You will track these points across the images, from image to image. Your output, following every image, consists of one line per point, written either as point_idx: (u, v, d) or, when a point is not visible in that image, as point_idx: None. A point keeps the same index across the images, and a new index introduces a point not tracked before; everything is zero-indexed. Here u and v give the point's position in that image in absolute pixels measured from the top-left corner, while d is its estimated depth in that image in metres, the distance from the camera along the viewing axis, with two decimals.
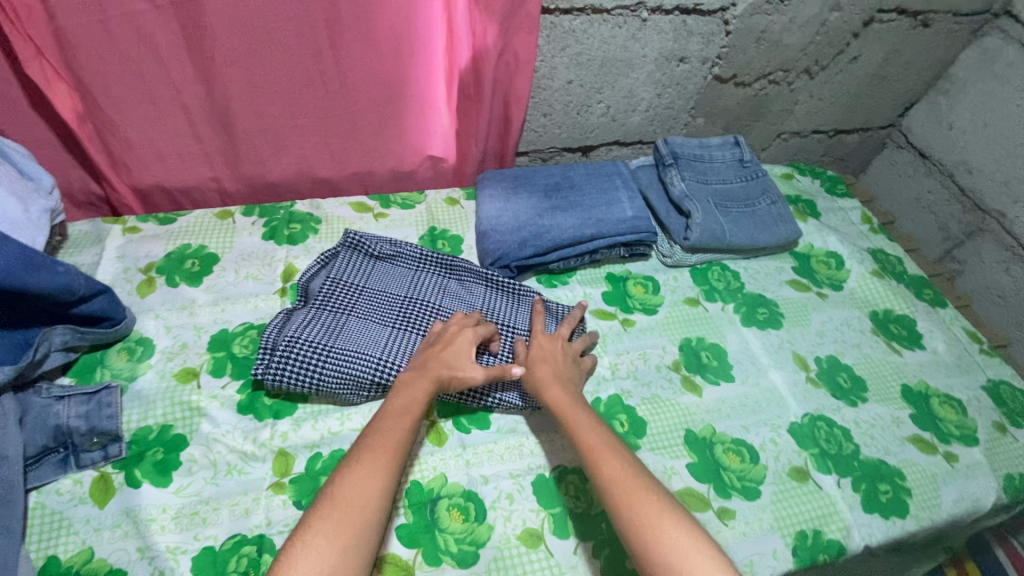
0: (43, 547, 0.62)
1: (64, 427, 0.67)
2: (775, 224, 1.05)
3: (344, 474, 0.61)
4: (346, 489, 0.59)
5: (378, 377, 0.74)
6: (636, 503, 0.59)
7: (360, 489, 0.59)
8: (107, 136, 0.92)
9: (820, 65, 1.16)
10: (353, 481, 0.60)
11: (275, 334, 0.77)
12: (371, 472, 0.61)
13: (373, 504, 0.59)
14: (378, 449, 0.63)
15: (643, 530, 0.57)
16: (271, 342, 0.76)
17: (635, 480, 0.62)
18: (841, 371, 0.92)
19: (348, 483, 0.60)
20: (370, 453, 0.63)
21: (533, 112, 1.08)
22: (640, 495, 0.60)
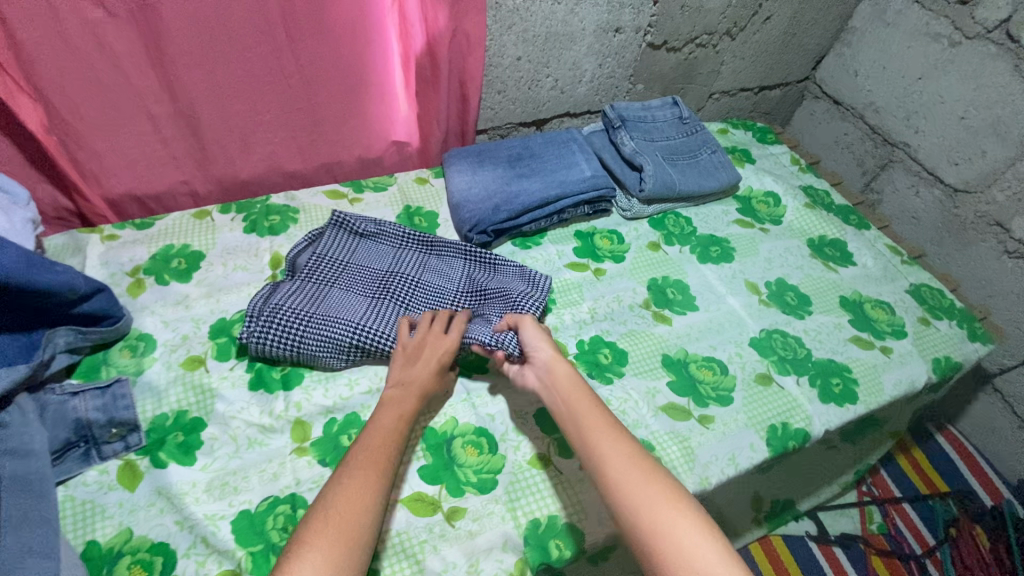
0: (81, 534, 0.64)
1: (82, 420, 0.69)
2: (717, 170, 1.17)
3: (339, 492, 0.60)
4: (343, 505, 0.59)
5: (356, 339, 0.79)
6: (647, 499, 0.60)
7: (355, 510, 0.59)
8: (73, 148, 0.92)
9: (739, 27, 1.29)
10: (348, 497, 0.60)
11: (260, 303, 0.81)
12: (364, 489, 0.61)
13: (365, 523, 0.59)
14: (367, 467, 0.63)
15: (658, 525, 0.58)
16: (256, 310, 0.80)
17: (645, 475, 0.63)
18: (788, 291, 1.05)
19: (344, 499, 0.59)
20: (362, 472, 0.62)
21: (488, 91, 1.15)
22: (649, 488, 0.61)
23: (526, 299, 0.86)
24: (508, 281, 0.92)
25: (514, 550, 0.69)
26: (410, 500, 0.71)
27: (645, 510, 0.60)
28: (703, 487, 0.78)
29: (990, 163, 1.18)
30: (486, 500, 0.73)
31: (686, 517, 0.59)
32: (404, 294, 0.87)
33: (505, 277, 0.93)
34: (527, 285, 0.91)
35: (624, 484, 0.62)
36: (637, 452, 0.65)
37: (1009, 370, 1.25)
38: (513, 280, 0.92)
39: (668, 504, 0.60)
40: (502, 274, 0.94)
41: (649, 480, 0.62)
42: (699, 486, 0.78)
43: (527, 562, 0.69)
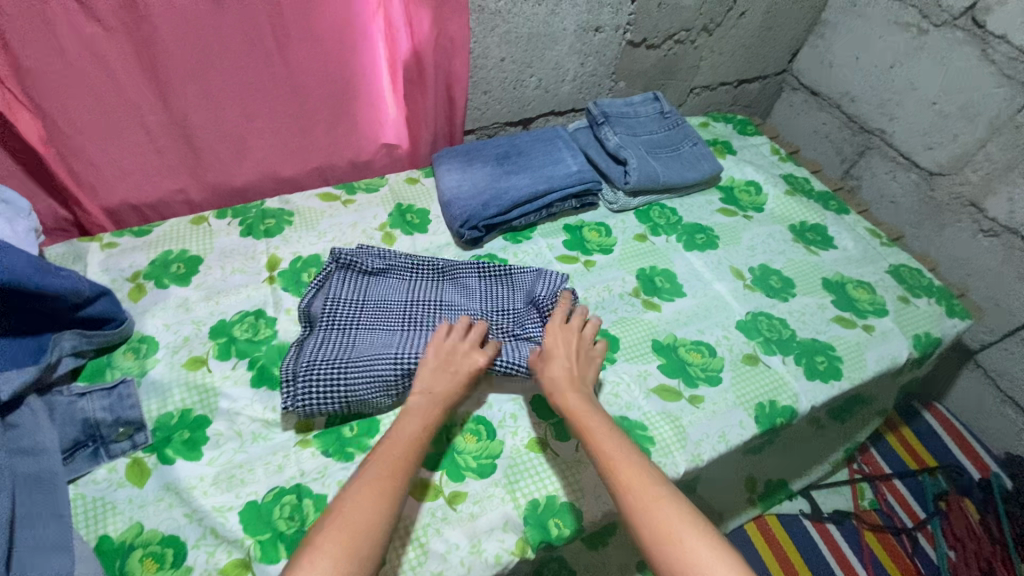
0: (93, 530, 0.66)
1: (90, 420, 0.71)
2: (699, 161, 1.20)
3: (350, 497, 0.61)
4: (350, 510, 0.59)
5: (401, 370, 0.77)
6: (671, 524, 0.60)
7: (361, 515, 0.59)
8: (70, 159, 0.94)
9: (716, 22, 1.33)
10: (359, 499, 0.61)
11: (291, 363, 0.79)
12: (374, 491, 0.61)
13: (369, 529, 0.59)
14: (379, 472, 0.64)
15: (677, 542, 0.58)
16: (289, 371, 0.78)
17: (663, 496, 0.62)
18: (772, 275, 1.08)
19: (352, 503, 0.60)
20: (375, 476, 0.63)
21: (474, 92, 1.18)
22: (673, 515, 0.60)
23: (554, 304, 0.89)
24: (531, 289, 0.93)
25: (514, 530, 0.72)
26: (413, 486, 0.74)
27: (669, 535, 0.59)
28: (695, 464, 0.81)
29: (961, 146, 1.22)
30: (486, 483, 0.75)
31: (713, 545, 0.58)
32: (435, 323, 0.86)
33: (526, 287, 0.94)
34: (553, 292, 0.92)
35: (648, 507, 0.61)
36: (652, 471, 0.66)
37: (990, 345, 1.29)
38: (537, 289, 0.93)
39: (692, 527, 0.59)
40: (522, 284, 0.94)
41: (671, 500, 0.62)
42: (692, 463, 0.81)
43: (527, 540, 0.71)
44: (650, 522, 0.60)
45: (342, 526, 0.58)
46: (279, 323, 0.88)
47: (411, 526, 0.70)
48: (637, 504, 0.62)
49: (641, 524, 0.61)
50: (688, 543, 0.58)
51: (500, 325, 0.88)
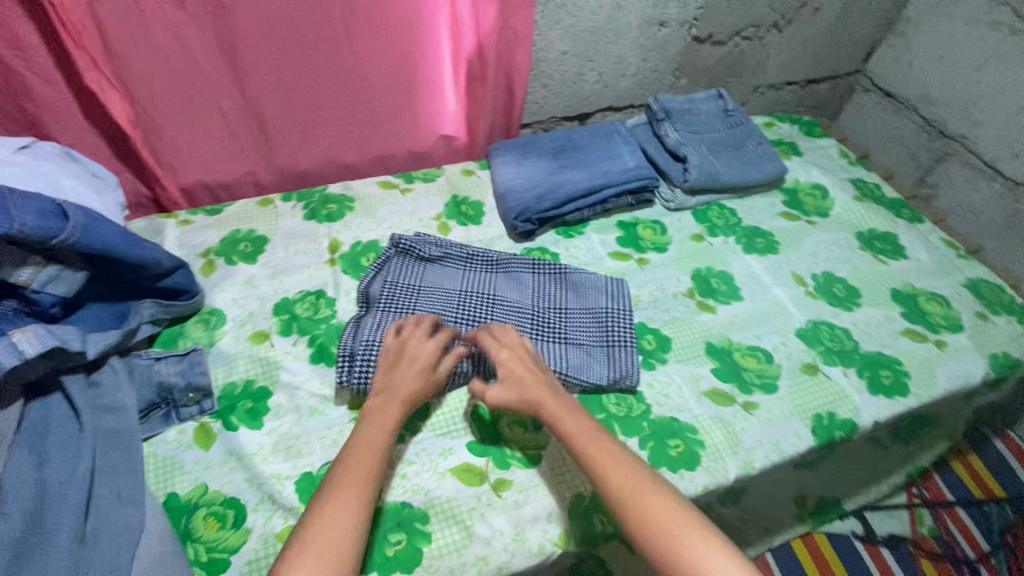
0: (163, 486, 0.70)
1: (164, 384, 0.76)
2: (762, 162, 1.16)
3: (318, 518, 0.59)
4: (319, 533, 0.57)
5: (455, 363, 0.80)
6: (670, 526, 0.59)
7: (336, 537, 0.58)
8: (154, 140, 1.00)
9: (787, 18, 1.28)
10: (329, 520, 0.59)
11: (350, 342, 0.82)
12: (343, 509, 0.60)
13: (345, 550, 0.57)
14: (346, 487, 0.62)
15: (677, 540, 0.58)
16: (348, 350, 0.81)
17: (654, 496, 0.62)
18: (836, 283, 1.03)
19: (321, 524, 0.58)
20: (342, 492, 0.61)
21: (534, 85, 1.19)
22: (669, 517, 0.60)
23: (615, 318, 0.90)
24: (587, 294, 0.94)
25: (558, 521, 0.72)
26: (460, 470, 0.75)
27: (669, 537, 0.59)
28: (747, 471, 0.78)
29: None
30: (532, 473, 0.75)
31: (712, 541, 0.58)
32: (487, 316, 0.88)
33: (581, 291, 0.94)
34: (606, 300, 0.93)
35: (644, 510, 0.61)
36: (636, 468, 0.65)
37: None
38: (591, 295, 0.94)
39: (691, 527, 0.59)
40: (577, 287, 0.95)
41: (661, 499, 0.62)
42: (743, 470, 0.78)
43: (572, 532, 0.71)
44: (648, 523, 0.60)
45: (318, 550, 0.56)
46: (338, 304, 0.91)
47: (430, 495, 0.73)
48: (630, 507, 0.62)
49: (641, 528, 0.60)
50: (689, 544, 0.58)
51: (550, 326, 0.89)
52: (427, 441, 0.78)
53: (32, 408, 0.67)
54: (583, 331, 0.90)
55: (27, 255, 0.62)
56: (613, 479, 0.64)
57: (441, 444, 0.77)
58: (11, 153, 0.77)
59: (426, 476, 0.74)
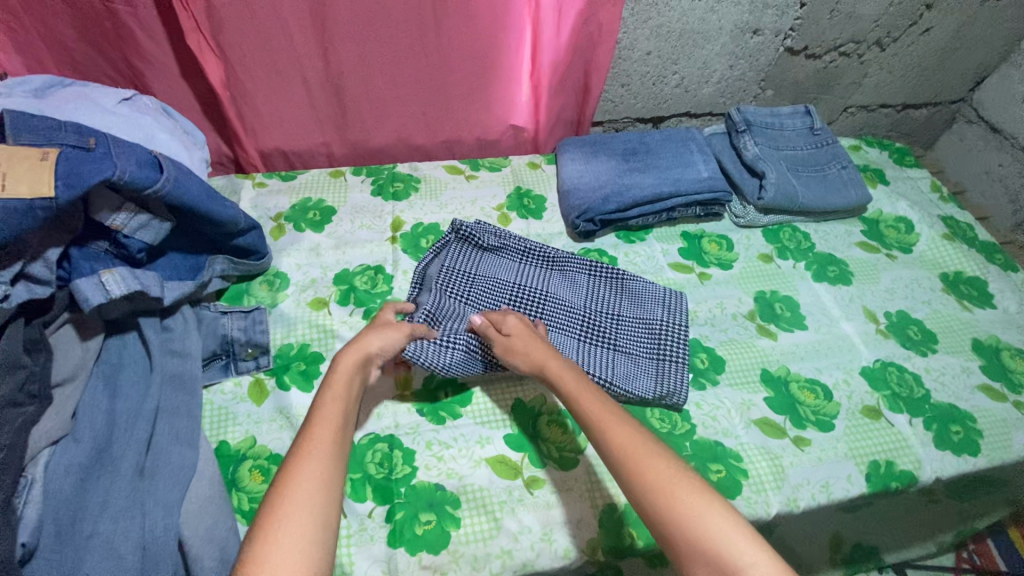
0: (216, 433, 0.74)
1: (228, 337, 0.80)
2: (845, 187, 1.10)
3: (281, 483, 0.54)
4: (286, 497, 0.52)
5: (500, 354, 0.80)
6: (670, 485, 0.58)
7: (307, 499, 0.53)
8: (241, 104, 1.05)
9: (892, 37, 1.20)
10: (296, 483, 0.54)
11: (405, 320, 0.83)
12: (308, 473, 0.55)
13: (318, 515, 0.52)
14: (305, 452, 0.57)
15: (679, 506, 0.56)
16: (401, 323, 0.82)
17: (653, 457, 0.60)
18: (911, 324, 0.97)
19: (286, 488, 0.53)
20: (303, 456, 0.56)
21: (612, 83, 1.16)
22: (669, 476, 0.58)
23: (669, 333, 0.88)
24: (641, 303, 0.92)
25: (587, 529, 0.71)
26: (494, 461, 0.75)
27: (667, 495, 0.57)
28: (790, 508, 0.75)
29: None
30: (566, 476, 0.75)
31: (711, 501, 0.56)
32: (537, 311, 0.87)
33: (636, 299, 0.92)
34: (661, 312, 0.90)
35: (645, 470, 0.59)
36: (640, 433, 0.63)
37: None
38: (646, 305, 0.91)
39: (689, 487, 0.58)
40: (632, 294, 0.93)
41: (661, 459, 0.60)
42: (786, 507, 0.75)
43: (599, 542, 0.70)
44: (648, 487, 0.58)
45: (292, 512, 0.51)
46: (395, 281, 0.93)
47: (464, 482, 0.73)
48: (631, 465, 0.60)
49: (641, 486, 0.59)
50: (689, 504, 0.56)
51: (599, 331, 0.88)
52: (467, 428, 0.78)
53: (110, 343, 0.72)
54: (631, 340, 0.88)
55: (122, 201, 0.66)
56: (613, 442, 0.63)
57: (478, 433, 0.78)
58: (116, 104, 0.82)
59: (462, 463, 0.75)
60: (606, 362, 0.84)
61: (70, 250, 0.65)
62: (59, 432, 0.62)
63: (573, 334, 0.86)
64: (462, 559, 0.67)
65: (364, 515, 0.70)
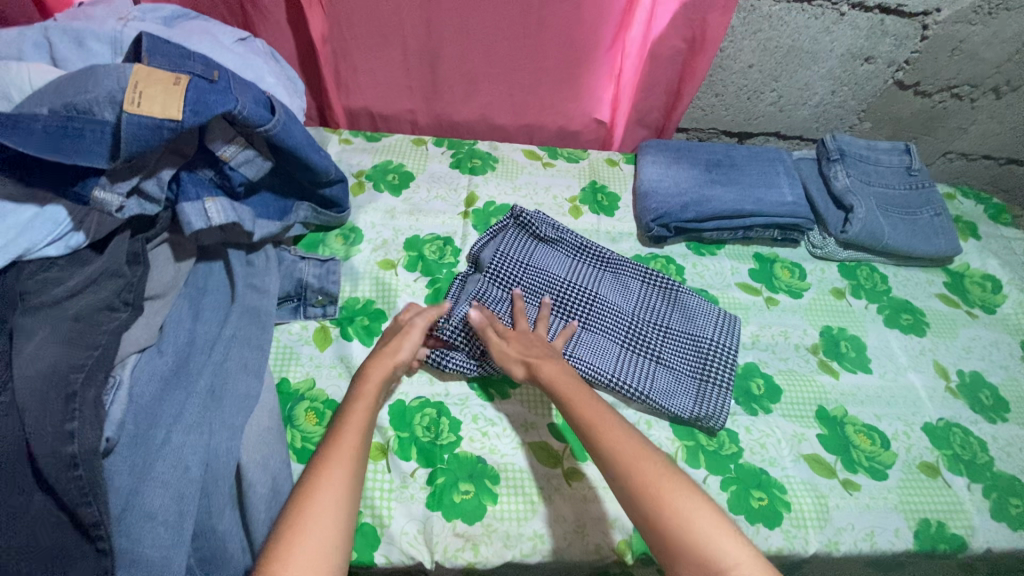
0: (279, 369, 0.77)
1: (302, 281, 0.83)
2: (935, 235, 1.05)
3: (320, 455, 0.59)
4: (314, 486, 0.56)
5: None
6: (658, 488, 0.58)
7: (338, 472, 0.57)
8: (339, 60, 1.07)
9: (1012, 85, 1.13)
10: (317, 496, 0.55)
11: (452, 302, 0.86)
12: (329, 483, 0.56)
13: (333, 529, 0.53)
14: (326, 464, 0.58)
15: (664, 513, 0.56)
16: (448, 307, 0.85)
17: (645, 461, 0.60)
18: (984, 388, 0.92)
19: (308, 503, 0.55)
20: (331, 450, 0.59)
21: (706, 91, 1.14)
22: (658, 481, 0.58)
23: (721, 354, 0.86)
24: (692, 319, 0.90)
25: (620, 530, 0.70)
26: (538, 447, 0.76)
27: (654, 497, 0.57)
28: (829, 550, 0.73)
29: None
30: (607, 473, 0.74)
31: (697, 504, 0.57)
32: (583, 310, 0.87)
33: (687, 313, 0.90)
34: (711, 332, 0.89)
35: (637, 477, 0.59)
36: (631, 436, 0.63)
37: None
38: (698, 322, 0.90)
39: (678, 490, 0.57)
40: (684, 309, 0.91)
41: (651, 466, 0.60)
42: (825, 547, 0.73)
43: (630, 544, 0.70)
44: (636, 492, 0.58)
45: (308, 529, 0.52)
46: (462, 255, 0.95)
47: (505, 461, 0.74)
48: (624, 469, 0.60)
49: (631, 490, 0.59)
50: (675, 505, 0.56)
51: (641, 340, 0.87)
52: (514, 410, 0.79)
53: (198, 267, 0.75)
54: (675, 357, 0.86)
55: (234, 134, 0.68)
56: (606, 444, 0.63)
57: (524, 416, 0.78)
58: (233, 43, 0.84)
59: (504, 442, 0.76)
60: (645, 373, 0.83)
61: (181, 174, 0.67)
62: (145, 342, 0.67)
63: (616, 340, 0.86)
64: (494, 534, 0.68)
65: (407, 474, 0.72)
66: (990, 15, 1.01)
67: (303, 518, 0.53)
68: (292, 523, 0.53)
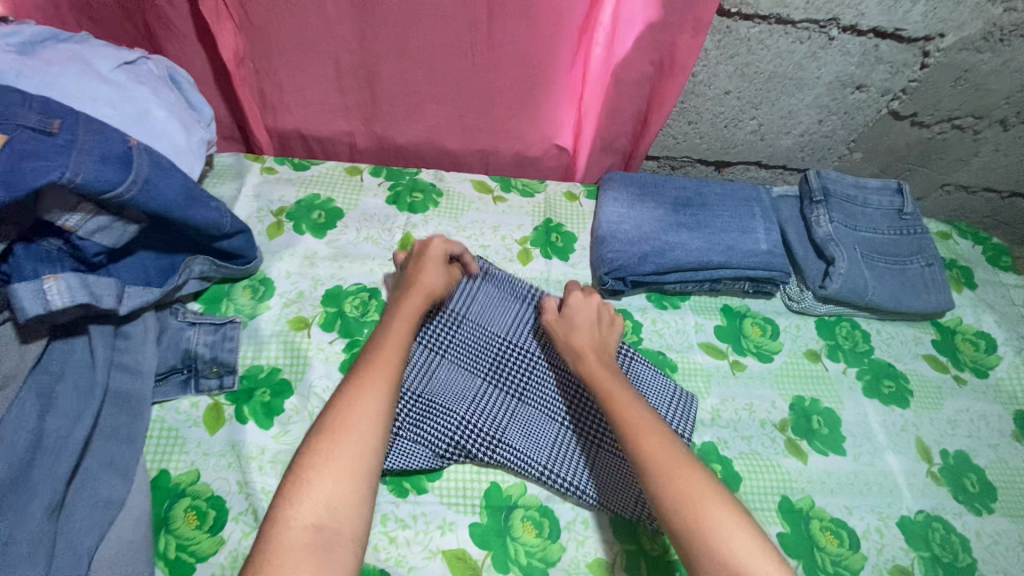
0: (158, 460, 0.67)
1: (190, 352, 0.72)
2: (925, 289, 0.94)
3: (363, 369, 0.65)
4: (359, 397, 0.62)
5: (455, 435, 0.71)
6: (700, 497, 0.60)
7: (384, 381, 0.64)
8: (262, 77, 0.95)
9: (1021, 117, 1.00)
10: (359, 405, 0.61)
11: None
12: (370, 396, 0.62)
13: (368, 442, 0.59)
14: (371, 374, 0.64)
15: (706, 524, 0.58)
16: None
17: (686, 470, 0.62)
18: (970, 472, 0.82)
19: (350, 411, 0.61)
20: (375, 366, 0.65)
21: (678, 119, 1.01)
22: (701, 492, 0.60)
23: None
24: (641, 392, 0.80)
25: None
26: (452, 556, 0.66)
27: (696, 508, 0.59)
28: None
29: None
30: None
31: (736, 518, 0.59)
32: (521, 379, 0.78)
33: (637, 387, 0.80)
34: (663, 410, 0.78)
35: (671, 482, 0.61)
36: (672, 443, 0.65)
37: None
38: (651, 398, 0.79)
39: (719, 502, 0.60)
40: (634, 381, 0.81)
41: (694, 474, 0.62)
42: None
43: None
44: (678, 498, 0.60)
45: (350, 435, 0.59)
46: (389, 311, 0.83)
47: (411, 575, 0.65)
48: (660, 473, 0.62)
49: (666, 495, 0.60)
50: (714, 518, 0.58)
51: (584, 417, 0.76)
52: (430, 508, 0.69)
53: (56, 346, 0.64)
54: None
55: (77, 201, 0.56)
56: (647, 448, 0.64)
57: (441, 516, 0.69)
58: (113, 69, 0.71)
59: (415, 551, 0.66)
60: (586, 461, 0.73)
61: (15, 246, 0.55)
62: None
63: (555, 418, 0.76)
64: None
65: None
66: (1001, 42, 0.88)
67: (346, 426, 0.60)
68: (336, 428, 0.59)
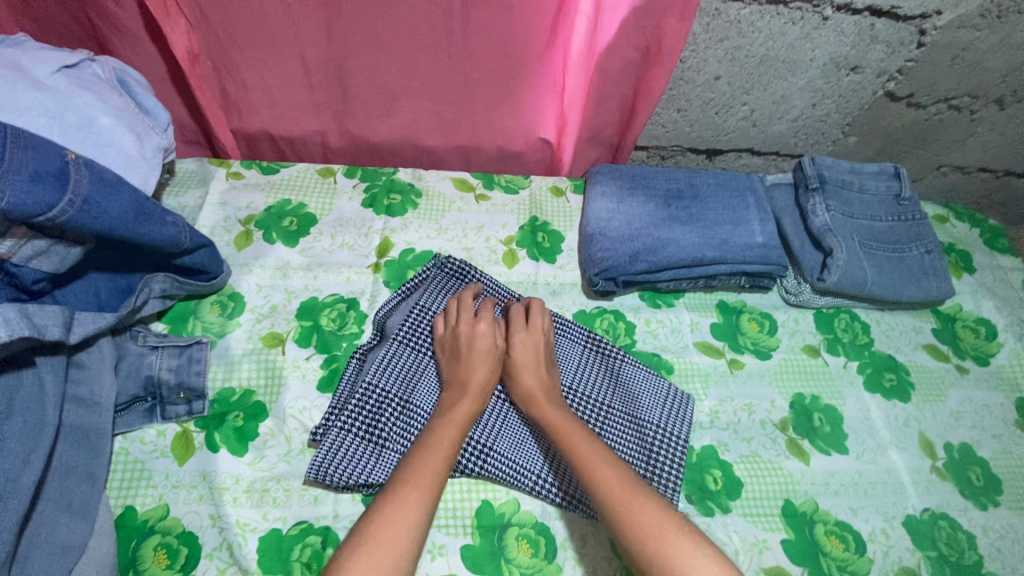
0: (124, 495, 0.63)
1: (154, 378, 0.68)
2: (924, 277, 0.91)
3: (398, 482, 0.59)
4: (392, 512, 0.56)
5: None
6: (660, 527, 0.57)
7: (421, 495, 0.58)
8: (223, 76, 0.89)
9: (1018, 96, 0.97)
10: (392, 523, 0.55)
11: (346, 390, 0.70)
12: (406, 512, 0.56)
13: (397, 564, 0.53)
14: (413, 482, 0.59)
15: (669, 556, 0.55)
16: (340, 401, 0.69)
17: (641, 500, 0.59)
18: (974, 465, 0.80)
19: (384, 529, 0.55)
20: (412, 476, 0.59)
21: (666, 107, 0.97)
22: (661, 523, 0.57)
23: (668, 442, 0.73)
24: (635, 397, 0.77)
25: None
26: None
27: (658, 539, 0.56)
28: None
29: None
30: None
31: (703, 546, 0.55)
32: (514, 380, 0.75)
33: (630, 390, 0.77)
34: (658, 413, 0.75)
35: (629, 516, 0.58)
36: (627, 472, 0.62)
37: None
38: (644, 400, 0.76)
39: (681, 530, 0.56)
40: (626, 384, 0.78)
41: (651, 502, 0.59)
42: None
43: None
44: (638, 531, 0.57)
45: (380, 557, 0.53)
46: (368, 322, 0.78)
47: None
48: (616, 505, 0.59)
49: (625, 528, 0.57)
50: (678, 547, 0.55)
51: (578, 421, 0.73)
52: None
53: None
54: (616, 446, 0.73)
55: (10, 226, 0.51)
56: (600, 478, 0.61)
57: (430, 538, 0.65)
58: (53, 74, 0.66)
59: None
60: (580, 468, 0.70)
61: None
62: None
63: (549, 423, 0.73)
64: None
65: None
66: (999, 18, 0.84)
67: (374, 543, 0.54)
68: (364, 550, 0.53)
